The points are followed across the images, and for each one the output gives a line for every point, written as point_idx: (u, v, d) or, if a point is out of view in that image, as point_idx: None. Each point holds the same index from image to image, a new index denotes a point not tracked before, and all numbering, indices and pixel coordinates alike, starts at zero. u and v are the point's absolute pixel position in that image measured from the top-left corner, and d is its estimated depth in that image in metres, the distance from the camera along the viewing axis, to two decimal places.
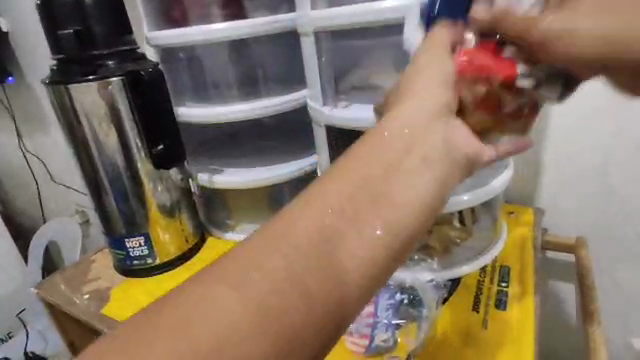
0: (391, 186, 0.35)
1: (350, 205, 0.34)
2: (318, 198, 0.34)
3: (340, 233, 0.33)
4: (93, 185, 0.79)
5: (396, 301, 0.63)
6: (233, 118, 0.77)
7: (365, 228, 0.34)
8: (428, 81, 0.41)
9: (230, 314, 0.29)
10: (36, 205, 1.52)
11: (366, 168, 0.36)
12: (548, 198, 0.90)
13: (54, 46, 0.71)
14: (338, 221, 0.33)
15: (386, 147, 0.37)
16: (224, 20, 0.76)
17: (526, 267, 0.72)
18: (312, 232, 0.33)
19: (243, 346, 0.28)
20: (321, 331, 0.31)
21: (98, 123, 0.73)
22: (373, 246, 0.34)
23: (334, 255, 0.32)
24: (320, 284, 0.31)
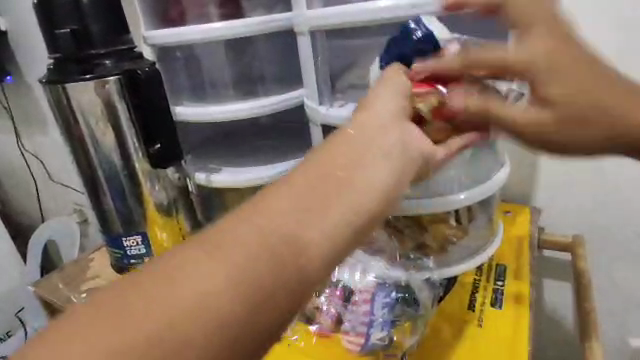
0: (351, 177, 0.38)
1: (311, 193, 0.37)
2: (289, 183, 0.37)
3: (300, 218, 0.35)
4: (91, 184, 0.79)
5: (392, 300, 0.62)
6: (225, 117, 0.77)
7: (324, 215, 0.36)
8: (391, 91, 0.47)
9: (187, 289, 0.30)
10: (35, 205, 1.52)
11: (328, 158, 0.39)
12: (545, 197, 0.90)
13: (51, 45, 0.71)
14: (300, 207, 0.36)
15: (348, 142, 0.41)
16: (221, 19, 0.76)
17: (522, 266, 0.72)
18: (273, 215, 0.35)
19: (202, 319, 0.30)
20: (273, 313, 0.32)
21: (95, 122, 0.73)
22: (328, 231, 0.36)
23: (300, 237, 0.35)
24: (285, 263, 0.33)
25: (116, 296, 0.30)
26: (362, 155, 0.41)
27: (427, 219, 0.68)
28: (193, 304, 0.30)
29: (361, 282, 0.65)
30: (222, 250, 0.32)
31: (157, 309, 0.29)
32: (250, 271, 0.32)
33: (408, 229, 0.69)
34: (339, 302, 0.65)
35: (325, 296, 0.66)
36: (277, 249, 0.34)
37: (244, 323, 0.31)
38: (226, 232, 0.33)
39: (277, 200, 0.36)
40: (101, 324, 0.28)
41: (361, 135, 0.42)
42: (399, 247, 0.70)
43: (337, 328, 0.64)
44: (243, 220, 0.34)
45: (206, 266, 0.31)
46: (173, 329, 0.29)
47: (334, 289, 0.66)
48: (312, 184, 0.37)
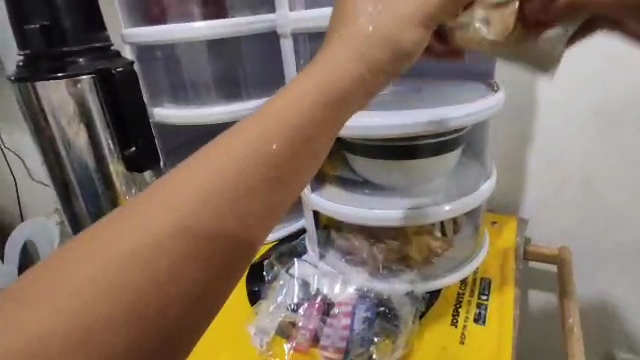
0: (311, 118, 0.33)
1: (267, 137, 0.32)
2: (240, 132, 0.32)
3: (251, 168, 0.31)
4: (63, 188, 0.75)
5: (372, 315, 0.61)
6: (221, 113, 0.75)
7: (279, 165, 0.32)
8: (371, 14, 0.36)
9: (126, 254, 0.28)
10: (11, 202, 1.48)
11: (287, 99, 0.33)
12: (531, 206, 0.88)
13: (21, 41, 0.68)
14: (253, 155, 0.31)
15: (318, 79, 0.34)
16: (203, 19, 0.73)
17: (508, 279, 0.70)
18: (224, 169, 0.30)
19: (136, 281, 0.28)
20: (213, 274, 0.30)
21: (67, 122, 0.70)
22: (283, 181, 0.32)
23: (252, 192, 0.31)
24: (229, 219, 0.30)
25: (82, 262, 0.28)
26: (343, 88, 0.34)
27: (412, 230, 0.66)
28: (144, 271, 0.28)
29: (341, 294, 0.64)
30: (171, 210, 0.29)
31: (110, 279, 0.27)
32: (203, 232, 0.29)
33: (391, 239, 0.67)
34: (317, 314, 0.62)
35: (303, 308, 0.63)
36: (236, 205, 0.30)
37: (201, 287, 0.29)
38: (169, 196, 0.30)
39: (236, 146, 0.31)
40: (67, 294, 0.27)
41: (343, 61, 0.35)
42: (382, 259, 0.67)
43: (314, 344, 0.60)
44: (196, 171, 0.30)
45: (155, 229, 0.29)
46: (131, 300, 0.27)
47: (313, 303, 0.63)
48: (281, 127, 0.32)
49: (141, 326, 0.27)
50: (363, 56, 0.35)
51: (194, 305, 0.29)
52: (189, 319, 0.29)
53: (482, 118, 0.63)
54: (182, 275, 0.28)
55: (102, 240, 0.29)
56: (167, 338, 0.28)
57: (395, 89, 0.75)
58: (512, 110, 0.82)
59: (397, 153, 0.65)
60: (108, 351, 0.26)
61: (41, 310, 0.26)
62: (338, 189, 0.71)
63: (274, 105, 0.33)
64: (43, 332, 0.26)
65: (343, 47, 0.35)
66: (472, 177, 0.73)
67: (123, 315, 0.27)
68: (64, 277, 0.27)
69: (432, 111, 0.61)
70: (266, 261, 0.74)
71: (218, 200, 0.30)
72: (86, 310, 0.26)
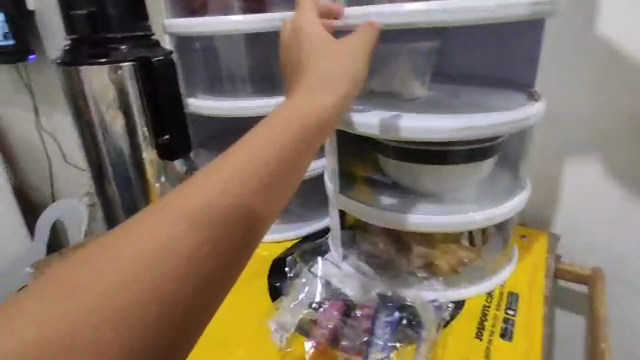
0: (304, 130, 0.41)
1: (273, 145, 0.38)
2: (251, 142, 0.38)
3: (262, 169, 0.36)
4: (97, 170, 0.77)
5: (395, 319, 0.58)
6: (253, 110, 0.75)
7: (281, 167, 0.37)
8: (340, 53, 0.50)
9: (147, 249, 0.30)
10: (47, 183, 1.55)
11: (286, 117, 0.41)
12: (564, 222, 0.85)
13: (68, 26, 0.70)
14: (262, 159, 0.37)
15: (304, 103, 0.44)
16: (243, 13, 0.74)
17: (536, 296, 0.66)
18: (239, 170, 0.35)
19: (156, 273, 0.30)
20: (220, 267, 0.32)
21: (106, 107, 0.72)
22: (282, 182, 0.38)
23: (259, 191, 0.36)
24: (240, 215, 0.34)
25: (104, 257, 0.29)
26: (320, 114, 0.44)
27: (440, 237, 0.67)
28: (165, 267, 0.30)
29: (362, 297, 0.63)
30: (191, 209, 0.32)
31: (134, 271, 0.29)
32: (217, 230, 0.33)
33: (418, 245, 0.67)
34: (337, 314, 0.60)
35: (324, 307, 0.61)
36: (245, 206, 0.34)
37: (212, 282, 0.32)
38: (189, 195, 0.33)
39: (246, 156, 0.36)
40: (92, 289, 0.28)
41: (315, 94, 0.45)
42: (408, 264, 0.68)
43: (335, 346, 0.57)
44: (211, 177, 0.35)
45: (178, 225, 0.32)
46: (152, 295, 0.29)
47: (334, 303, 0.61)
48: (279, 143, 0.38)
49: (159, 319, 0.29)
50: (335, 82, 0.48)
51: (205, 300, 0.31)
52: (200, 313, 0.31)
53: (522, 127, 0.61)
54: (198, 270, 0.31)
55: (125, 238, 0.30)
56: (180, 332, 0.30)
57: (431, 94, 0.73)
58: (550, 121, 0.79)
59: (426, 158, 0.63)
60: (128, 345, 0.28)
61: (67, 304, 0.27)
62: (366, 191, 0.71)
63: (270, 125, 0.40)
64: (67, 328, 0.26)
65: (316, 78, 0.47)
66: (505, 189, 0.71)
67: (144, 310, 0.29)
68: (89, 274, 0.29)
69: (471, 117, 0.59)
70: (289, 257, 0.74)
71: (231, 200, 0.34)
72: (110, 304, 0.28)
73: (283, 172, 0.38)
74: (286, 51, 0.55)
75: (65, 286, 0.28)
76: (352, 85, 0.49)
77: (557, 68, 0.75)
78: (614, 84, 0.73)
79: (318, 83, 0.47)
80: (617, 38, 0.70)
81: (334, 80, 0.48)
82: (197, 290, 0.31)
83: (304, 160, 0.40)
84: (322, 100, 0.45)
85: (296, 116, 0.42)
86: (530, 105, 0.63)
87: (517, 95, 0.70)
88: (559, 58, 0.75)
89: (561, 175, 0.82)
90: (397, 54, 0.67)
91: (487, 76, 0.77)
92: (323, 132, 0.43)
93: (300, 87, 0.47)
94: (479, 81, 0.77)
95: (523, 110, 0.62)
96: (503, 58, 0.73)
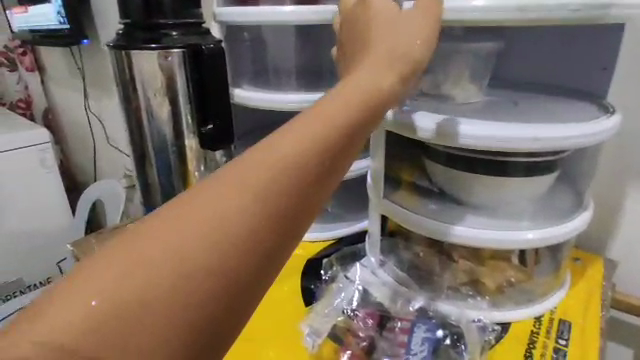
0: (360, 109, 0.35)
1: (325, 126, 0.33)
2: (301, 122, 0.33)
3: (311, 153, 0.31)
4: (139, 154, 0.78)
5: (436, 337, 0.54)
6: (298, 105, 0.72)
7: (333, 152, 0.33)
8: (403, 26, 0.42)
9: (185, 236, 0.27)
10: (93, 164, 1.61)
11: (340, 94, 0.36)
12: (622, 248, 0.78)
13: (122, 10, 0.70)
14: (311, 141, 0.32)
15: (360, 78, 0.38)
16: (294, 4, 0.72)
17: (590, 327, 0.60)
18: (286, 154, 0.31)
19: (191, 265, 0.27)
20: (262, 261, 0.29)
21: (153, 93, 0.72)
22: (334, 168, 0.33)
23: (309, 176, 0.31)
24: (286, 203, 0.30)
25: (140, 244, 0.27)
26: (379, 92, 0.37)
27: (488, 253, 0.62)
28: (203, 259, 0.27)
29: (401, 309, 0.59)
30: (235, 195, 0.29)
31: (169, 261, 0.26)
32: (261, 221, 0.29)
33: (464, 259, 0.63)
34: (372, 323, 0.57)
35: (359, 315, 0.58)
36: (294, 195, 0.30)
37: (256, 275, 0.28)
38: (230, 179, 0.30)
39: (296, 138, 0.32)
40: (124, 279, 0.25)
41: (377, 69, 0.39)
42: (450, 279, 0.64)
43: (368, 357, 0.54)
44: (257, 159, 0.31)
45: (218, 213, 0.28)
46: (193, 289, 0.26)
47: (370, 312, 0.58)
48: (334, 123, 0.33)
49: (197, 315, 0.26)
50: (398, 52, 0.40)
51: (244, 296, 0.28)
52: (244, 308, 0.28)
53: (592, 143, 0.55)
54: (242, 263, 0.28)
55: (160, 226, 0.27)
56: (217, 329, 0.27)
57: (487, 99, 0.69)
58: (616, 137, 0.72)
59: (480, 168, 0.59)
60: (167, 342, 0.25)
61: (103, 297, 0.25)
62: (410, 198, 0.67)
63: (324, 102, 0.35)
64: (104, 323, 0.24)
65: (376, 51, 0.40)
66: (562, 207, 0.65)
67: (186, 305, 0.26)
68: (126, 263, 0.26)
69: (537, 127, 0.54)
70: (325, 260, 0.72)
71: (277, 189, 0.30)
72: (149, 298, 0.25)
73: (335, 157, 0.33)
74: (345, 22, 0.46)
75: (100, 276, 0.25)
76: (416, 60, 0.41)
77: (630, 79, 0.68)
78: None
79: (379, 53, 0.40)
80: None
81: (398, 50, 0.40)
82: (235, 284, 0.28)
83: (358, 142, 0.35)
84: (380, 74, 0.38)
85: (354, 93, 0.36)
86: (601, 116, 0.58)
87: (585, 106, 0.64)
88: (634, 68, 0.68)
89: (624, 197, 0.75)
90: (455, 55, 0.63)
91: (550, 83, 0.71)
92: (381, 110, 0.37)
93: (359, 62, 0.40)
94: (541, 88, 0.71)
95: (595, 122, 0.56)
96: (569, 65, 0.67)
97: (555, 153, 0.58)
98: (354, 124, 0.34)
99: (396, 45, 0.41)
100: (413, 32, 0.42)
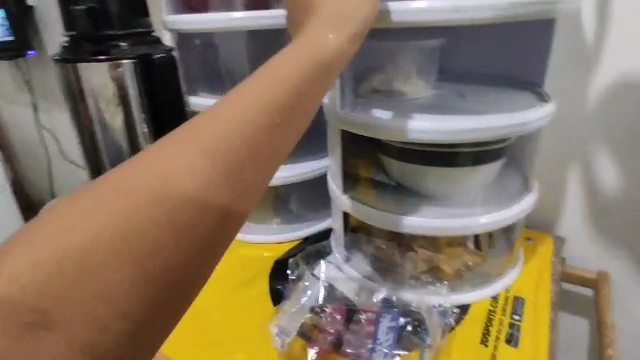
0: (307, 75, 0.36)
1: (271, 91, 0.34)
2: (248, 89, 0.34)
3: (259, 118, 0.32)
4: (95, 167, 0.76)
5: (399, 325, 0.57)
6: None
7: (280, 116, 0.34)
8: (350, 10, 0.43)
9: (133, 203, 0.28)
10: (48, 181, 1.54)
11: (289, 59, 0.36)
12: (569, 225, 0.84)
13: (67, 22, 0.68)
14: (258, 107, 0.33)
15: (309, 43, 0.38)
16: (244, 10, 0.72)
17: (542, 301, 0.65)
18: (233, 120, 0.32)
19: (140, 229, 0.27)
20: (212, 226, 0.29)
21: (106, 104, 0.70)
22: (284, 131, 0.34)
23: (257, 140, 0.32)
24: (235, 167, 0.31)
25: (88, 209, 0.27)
26: (326, 57, 0.38)
27: (445, 241, 0.65)
28: (151, 224, 0.28)
29: (366, 302, 0.62)
30: (186, 156, 0.30)
31: (118, 226, 0.27)
32: (209, 186, 0.29)
33: (424, 249, 0.66)
34: (339, 318, 0.59)
35: (327, 311, 0.60)
36: (244, 155, 0.31)
37: (210, 235, 0.29)
38: (178, 147, 0.30)
39: (244, 102, 0.33)
40: (74, 243, 0.26)
41: (323, 37, 0.39)
42: (412, 268, 0.67)
43: (336, 350, 0.56)
44: (207, 122, 0.32)
45: (165, 178, 0.29)
46: (141, 249, 0.27)
47: (337, 307, 0.60)
48: (282, 86, 0.34)
49: (148, 279, 0.27)
50: (344, 22, 0.42)
51: (196, 260, 0.29)
52: (196, 271, 0.29)
53: (530, 130, 0.59)
54: (193, 222, 0.29)
55: (110, 191, 0.28)
56: (168, 294, 0.28)
57: (436, 93, 0.72)
58: (556, 123, 0.78)
59: (431, 161, 0.62)
60: (114, 304, 0.26)
61: (48, 255, 0.25)
62: (369, 193, 0.69)
63: (273, 66, 0.36)
64: (51, 284, 0.25)
65: (326, 20, 0.41)
66: (511, 191, 0.69)
67: (135, 266, 0.27)
68: (75, 224, 0.26)
69: (480, 119, 0.57)
70: (291, 260, 0.73)
71: (225, 153, 0.30)
72: (98, 258, 0.26)
73: (284, 121, 0.34)
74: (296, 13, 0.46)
75: (46, 239, 0.26)
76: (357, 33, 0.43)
77: (565, 68, 0.74)
78: (625, 87, 0.71)
79: (327, 20, 0.41)
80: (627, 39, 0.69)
81: (346, 22, 0.42)
82: (186, 248, 0.28)
83: (309, 105, 0.36)
84: (328, 41, 0.39)
85: (300, 59, 0.37)
86: (539, 106, 0.62)
87: (525, 95, 0.68)
88: (568, 59, 0.73)
89: (567, 178, 0.80)
90: (403, 54, 0.65)
91: (494, 75, 0.75)
92: (328, 76, 0.38)
93: (309, 26, 0.41)
94: (487, 81, 0.75)
95: (533, 110, 0.60)
96: (510, 58, 0.72)
97: (499, 143, 0.62)
98: (302, 90, 0.35)
99: (342, 16, 0.42)
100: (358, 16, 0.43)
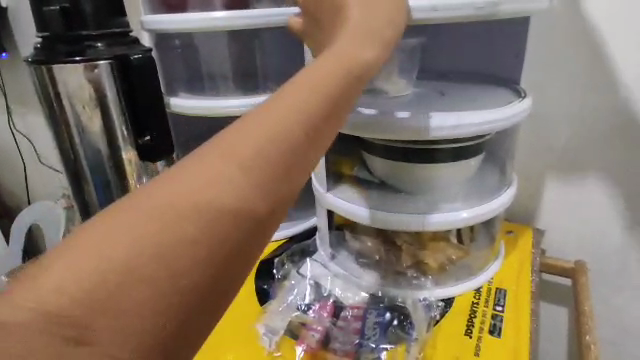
0: (339, 83, 0.35)
1: (305, 99, 0.32)
2: (281, 97, 0.32)
3: (292, 128, 0.31)
4: (74, 173, 0.75)
5: (385, 320, 0.58)
6: (236, 111, 0.73)
7: (313, 126, 0.32)
8: (374, 10, 0.42)
9: (162, 219, 0.25)
10: (24, 185, 1.50)
11: (320, 67, 0.35)
12: (547, 218, 0.86)
13: (39, 22, 0.66)
14: (291, 117, 0.31)
15: (340, 50, 0.37)
16: (224, 9, 0.72)
17: (523, 291, 0.67)
18: (267, 129, 0.30)
19: (171, 249, 0.25)
20: (244, 243, 0.27)
21: (82, 107, 0.69)
22: (315, 142, 0.32)
23: (290, 151, 0.30)
24: (269, 180, 0.29)
25: (113, 226, 0.25)
26: (359, 65, 0.37)
27: (428, 235, 0.67)
28: (183, 242, 0.25)
29: (351, 298, 0.63)
30: (224, 164, 0.28)
31: (148, 244, 0.25)
32: (243, 201, 0.28)
33: (408, 244, 0.67)
34: (327, 315, 0.60)
35: (315, 308, 0.61)
36: (281, 165, 0.30)
37: (245, 251, 0.28)
38: (209, 159, 0.28)
39: (277, 111, 0.31)
40: (98, 262, 0.23)
41: (357, 44, 0.38)
42: (398, 262, 0.68)
43: (324, 347, 0.56)
44: (238, 132, 0.30)
45: (198, 194, 0.27)
46: (179, 263, 0.25)
47: (324, 304, 0.61)
48: (317, 93, 0.33)
49: (175, 302, 0.25)
50: (373, 28, 0.40)
51: (227, 279, 0.27)
52: (229, 288, 0.27)
53: (508, 125, 0.61)
54: (226, 240, 0.27)
55: (137, 207, 0.26)
56: (197, 317, 0.26)
57: (417, 91, 0.73)
58: (534, 119, 0.80)
59: (411, 158, 0.63)
60: (148, 322, 0.24)
61: (81, 269, 0.23)
62: (353, 190, 0.70)
63: (308, 73, 0.34)
64: (71, 309, 0.22)
65: (355, 24, 0.40)
66: (491, 186, 0.71)
67: (165, 287, 0.24)
68: (99, 242, 0.24)
69: (461, 114, 0.58)
70: (276, 259, 0.73)
71: (260, 166, 0.29)
72: (131, 275, 0.24)
73: (315, 131, 0.32)
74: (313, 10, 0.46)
75: (68, 258, 0.23)
76: (387, 34, 0.41)
77: (541, 65, 0.76)
78: (598, 83, 0.73)
79: (355, 23, 0.40)
80: (599, 36, 0.71)
81: (376, 22, 0.41)
82: (218, 266, 0.26)
83: (340, 114, 0.35)
84: (358, 47, 0.38)
85: (332, 66, 0.35)
86: (516, 101, 0.64)
87: (502, 92, 0.70)
88: (543, 56, 0.75)
89: (546, 172, 0.82)
90: None
91: (473, 73, 0.76)
92: (359, 84, 0.37)
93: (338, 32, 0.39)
94: (466, 78, 0.77)
95: (511, 105, 0.62)
96: (488, 55, 0.73)
97: (478, 138, 0.63)
98: (334, 98, 0.34)
99: (371, 19, 0.41)
100: (379, 17, 0.41)
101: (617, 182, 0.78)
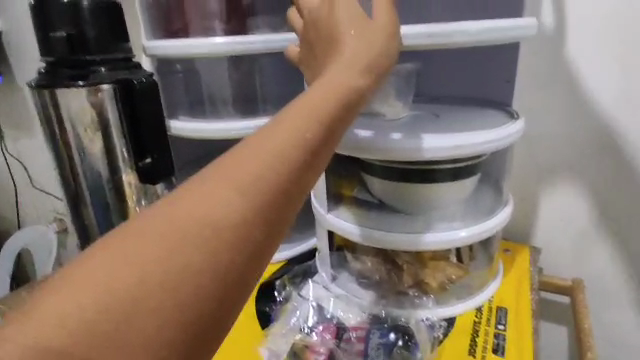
0: (334, 110, 0.36)
1: (301, 126, 0.33)
2: (277, 125, 0.33)
3: (288, 156, 0.32)
4: (73, 196, 0.75)
5: (389, 341, 0.58)
6: (237, 134, 0.74)
7: (309, 152, 0.33)
8: (368, 36, 0.43)
9: (162, 250, 0.27)
10: (16, 209, 1.47)
11: (315, 94, 0.36)
12: (543, 236, 0.87)
13: (43, 47, 0.67)
14: (288, 144, 0.32)
15: (334, 77, 0.38)
16: (225, 34, 0.73)
17: (523, 309, 0.67)
18: (263, 157, 0.31)
19: (171, 277, 0.26)
20: (243, 269, 0.29)
21: (84, 130, 0.70)
22: (311, 168, 0.33)
23: (287, 177, 0.31)
24: (265, 207, 0.30)
25: (114, 256, 0.26)
26: (352, 91, 0.38)
27: (428, 255, 0.67)
28: (181, 271, 0.27)
29: (353, 318, 0.63)
30: (223, 192, 0.29)
31: (148, 273, 0.26)
32: (240, 229, 0.29)
33: (408, 264, 0.67)
34: (330, 337, 0.59)
35: (318, 329, 0.60)
36: (279, 190, 0.31)
37: (243, 277, 0.29)
38: (206, 188, 0.30)
39: (274, 139, 0.32)
40: (101, 294, 0.25)
41: (351, 70, 0.40)
42: (398, 282, 0.68)
43: None
44: (235, 161, 0.31)
45: (196, 223, 0.28)
46: (179, 292, 0.26)
47: (327, 326, 0.61)
48: (313, 120, 0.34)
49: (177, 328, 0.26)
50: (367, 54, 0.42)
51: (225, 305, 0.28)
52: (228, 313, 0.28)
53: (504, 145, 0.62)
54: (224, 267, 0.28)
55: (137, 238, 0.27)
56: (197, 342, 0.27)
57: (414, 112, 0.75)
58: (527, 139, 0.82)
59: (409, 177, 0.64)
60: (151, 349, 0.25)
61: (85, 299, 0.24)
62: (353, 211, 0.70)
63: (303, 101, 0.35)
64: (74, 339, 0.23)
65: (349, 52, 0.41)
66: (487, 205, 0.72)
67: (165, 314, 0.26)
68: (101, 274, 0.25)
69: (458, 136, 0.60)
70: (277, 281, 0.72)
71: (256, 193, 0.30)
72: (132, 305, 0.25)
73: (311, 158, 0.33)
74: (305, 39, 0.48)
75: (72, 289, 0.25)
76: (379, 60, 0.42)
77: (531, 88, 0.78)
78: (586, 104, 0.76)
79: (349, 51, 0.41)
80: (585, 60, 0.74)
81: (369, 49, 0.42)
82: (217, 292, 0.27)
83: (335, 139, 0.36)
84: (352, 74, 0.39)
85: (327, 93, 0.36)
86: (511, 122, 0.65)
87: (496, 113, 0.72)
88: (534, 79, 0.78)
89: (540, 190, 0.84)
90: None
91: (467, 95, 0.79)
92: (354, 109, 0.38)
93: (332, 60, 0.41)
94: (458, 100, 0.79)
95: (506, 126, 0.64)
96: (480, 78, 0.76)
97: (475, 159, 0.65)
98: (329, 123, 0.35)
99: (366, 46, 0.42)
100: (372, 44, 0.42)
101: (608, 199, 0.80)
